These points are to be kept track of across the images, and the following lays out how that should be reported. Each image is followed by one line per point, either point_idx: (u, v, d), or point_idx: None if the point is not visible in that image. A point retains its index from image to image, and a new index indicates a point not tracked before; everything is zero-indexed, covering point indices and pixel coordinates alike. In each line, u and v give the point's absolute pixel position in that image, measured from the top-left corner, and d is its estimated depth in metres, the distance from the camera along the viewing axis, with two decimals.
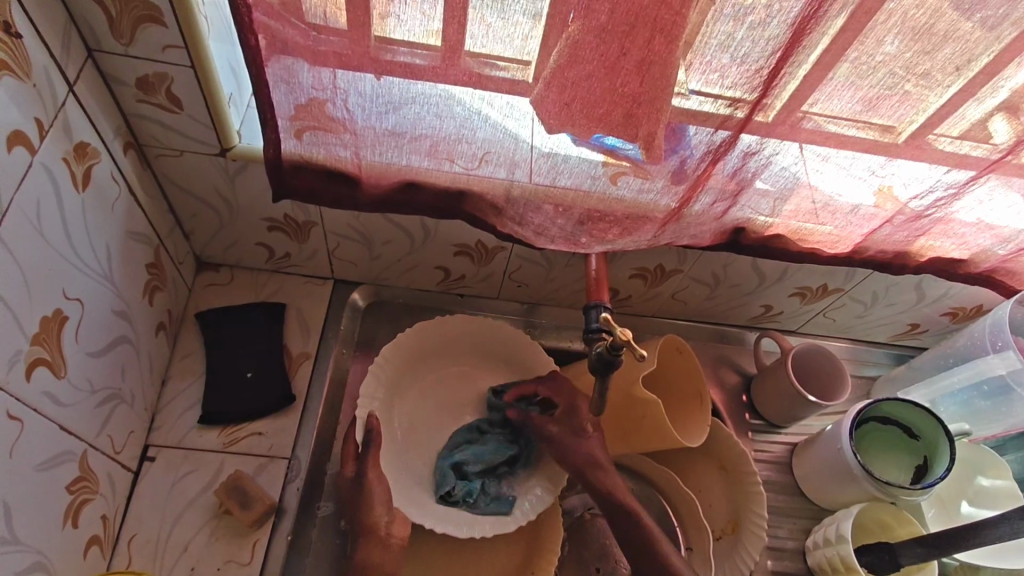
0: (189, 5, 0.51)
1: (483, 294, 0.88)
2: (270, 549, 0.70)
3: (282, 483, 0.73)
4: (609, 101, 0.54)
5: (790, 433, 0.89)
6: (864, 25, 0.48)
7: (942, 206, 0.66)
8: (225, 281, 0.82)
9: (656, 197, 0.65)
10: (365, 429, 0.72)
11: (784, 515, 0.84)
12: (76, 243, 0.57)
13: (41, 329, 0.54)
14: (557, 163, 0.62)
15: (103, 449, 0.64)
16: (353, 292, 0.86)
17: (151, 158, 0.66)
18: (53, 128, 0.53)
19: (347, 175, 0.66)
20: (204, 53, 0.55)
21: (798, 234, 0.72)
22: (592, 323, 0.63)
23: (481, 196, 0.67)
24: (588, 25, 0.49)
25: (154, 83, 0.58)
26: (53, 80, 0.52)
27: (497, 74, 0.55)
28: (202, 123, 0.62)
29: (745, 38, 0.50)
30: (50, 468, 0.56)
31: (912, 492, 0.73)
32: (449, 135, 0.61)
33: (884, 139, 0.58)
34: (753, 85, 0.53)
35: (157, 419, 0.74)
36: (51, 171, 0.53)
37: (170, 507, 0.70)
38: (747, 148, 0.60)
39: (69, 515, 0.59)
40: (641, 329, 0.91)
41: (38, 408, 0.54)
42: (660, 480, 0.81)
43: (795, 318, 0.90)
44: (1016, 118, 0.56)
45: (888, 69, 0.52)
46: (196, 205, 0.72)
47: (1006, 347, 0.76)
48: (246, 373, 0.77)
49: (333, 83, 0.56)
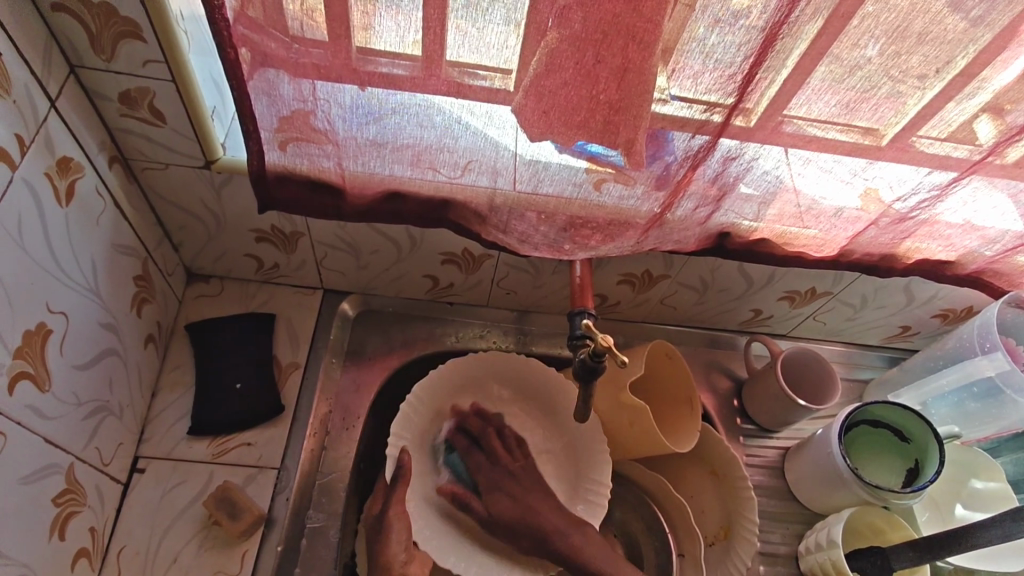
0: (169, 21, 0.52)
1: (472, 302, 0.88)
2: (259, 560, 0.70)
3: (271, 494, 0.73)
4: (588, 107, 0.54)
5: (782, 438, 0.89)
6: (839, 29, 0.48)
7: (926, 208, 0.66)
8: (214, 292, 0.83)
9: (637, 204, 0.65)
10: (394, 466, 0.72)
11: (776, 520, 0.84)
12: (60, 257, 0.57)
13: (24, 343, 0.54)
14: (539, 171, 0.63)
15: (91, 461, 0.65)
16: (342, 301, 0.86)
17: (136, 171, 0.67)
18: (34, 143, 0.53)
19: (332, 187, 0.66)
20: (185, 68, 0.56)
21: (783, 237, 0.72)
22: (575, 330, 0.63)
23: (465, 205, 0.68)
24: (564, 33, 0.49)
25: (136, 97, 0.59)
26: (34, 95, 0.52)
27: (476, 83, 0.55)
28: (186, 137, 0.62)
29: (721, 43, 0.50)
30: (35, 481, 0.56)
31: (904, 496, 0.73)
32: (431, 144, 0.61)
33: (866, 141, 0.58)
34: (729, 90, 0.53)
35: (146, 431, 0.74)
36: (33, 186, 0.53)
37: (159, 519, 0.70)
38: (727, 153, 0.60)
39: (55, 528, 0.60)
40: (630, 335, 0.91)
41: (22, 422, 0.54)
42: (650, 487, 0.82)
43: (785, 322, 0.90)
44: (1000, 119, 0.56)
45: (868, 71, 0.52)
46: (184, 217, 0.73)
47: (994, 349, 0.76)
48: (235, 384, 0.77)
49: (313, 94, 0.57)
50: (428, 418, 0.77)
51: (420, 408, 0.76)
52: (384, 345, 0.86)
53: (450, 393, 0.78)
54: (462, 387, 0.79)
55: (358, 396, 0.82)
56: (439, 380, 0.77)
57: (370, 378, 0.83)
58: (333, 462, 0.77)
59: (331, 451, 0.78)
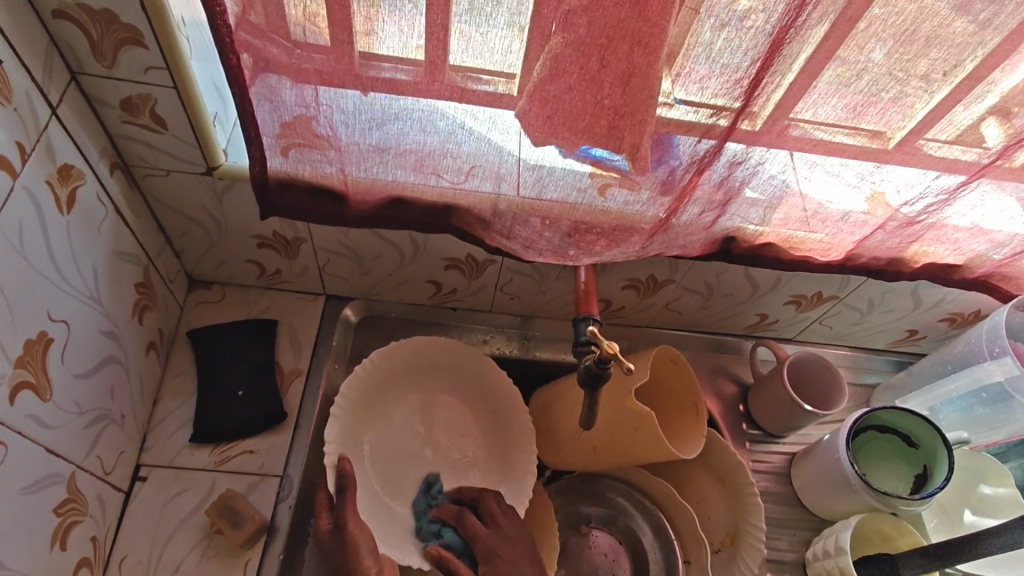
0: (170, 27, 0.51)
1: (476, 307, 0.88)
2: (261, 568, 0.69)
3: (274, 502, 0.72)
4: (593, 112, 0.54)
5: (788, 443, 0.88)
6: (847, 31, 0.48)
7: (934, 212, 0.66)
8: (217, 299, 0.82)
9: (643, 209, 0.65)
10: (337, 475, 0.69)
11: (784, 526, 0.83)
12: (61, 264, 0.57)
13: (24, 352, 0.54)
14: (543, 176, 0.62)
15: (92, 470, 0.64)
16: (345, 307, 0.85)
17: (138, 178, 0.66)
18: (35, 151, 0.53)
19: (334, 192, 0.66)
20: (186, 74, 0.55)
21: (789, 242, 0.71)
22: (580, 336, 0.62)
23: (468, 210, 0.67)
24: (568, 38, 0.49)
25: (138, 104, 0.58)
26: (35, 102, 0.52)
27: (480, 88, 0.54)
28: (187, 143, 0.62)
29: (727, 46, 0.49)
30: (36, 491, 0.56)
31: (913, 503, 0.72)
32: (433, 150, 0.61)
33: (874, 145, 0.57)
34: (735, 95, 0.53)
35: (148, 439, 0.73)
36: (34, 194, 0.53)
37: (161, 527, 0.70)
38: (733, 157, 0.60)
39: (56, 538, 0.59)
40: (635, 340, 0.90)
41: (22, 432, 0.54)
42: (657, 495, 0.81)
43: (791, 326, 0.89)
44: (1009, 121, 0.55)
45: (876, 74, 0.51)
46: (186, 224, 0.72)
47: (1003, 354, 0.75)
48: (237, 391, 0.77)
49: (316, 100, 0.56)
50: (353, 420, 0.74)
51: (350, 411, 0.74)
52: None
53: (376, 382, 0.77)
54: (389, 380, 0.78)
55: None
56: (365, 379, 0.75)
57: None
58: None
59: None
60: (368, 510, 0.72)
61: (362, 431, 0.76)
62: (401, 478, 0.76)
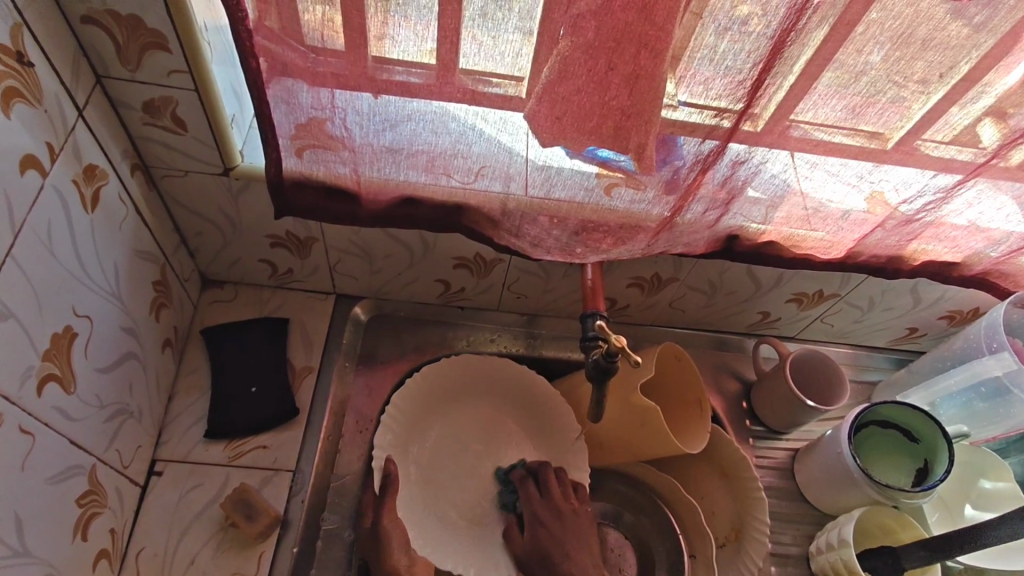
0: (193, 32, 0.53)
1: (483, 306, 0.90)
2: (275, 562, 0.71)
3: (287, 497, 0.74)
4: (599, 113, 0.55)
5: (791, 439, 0.90)
6: (846, 35, 0.50)
7: (932, 210, 0.67)
8: (229, 298, 0.84)
9: (648, 208, 0.67)
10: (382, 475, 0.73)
11: (787, 521, 0.84)
12: (85, 260, 0.59)
13: (51, 345, 0.55)
14: (550, 176, 0.64)
15: (112, 463, 0.66)
16: (355, 306, 0.87)
17: (156, 178, 0.68)
18: (63, 151, 0.55)
19: (347, 192, 0.68)
20: (207, 77, 0.57)
21: (791, 240, 0.73)
22: (588, 332, 0.64)
23: (478, 209, 0.69)
24: (577, 41, 0.51)
25: (159, 107, 0.60)
26: (63, 104, 0.54)
27: (490, 90, 0.56)
28: (206, 144, 0.64)
29: (729, 50, 0.51)
30: (62, 480, 0.57)
31: (913, 496, 0.73)
32: (445, 150, 0.63)
33: (872, 145, 0.59)
34: (738, 96, 0.54)
35: (163, 435, 0.75)
36: (61, 192, 0.55)
37: (178, 521, 0.71)
38: (736, 157, 0.61)
39: (78, 529, 0.61)
40: (639, 338, 0.92)
41: (48, 423, 0.55)
42: (662, 489, 0.83)
43: (792, 324, 0.91)
44: (1004, 122, 0.57)
45: (875, 76, 0.53)
46: (202, 223, 0.74)
47: (1001, 349, 0.77)
48: (251, 388, 0.78)
49: (331, 102, 0.58)
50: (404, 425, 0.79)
51: (403, 415, 0.79)
52: (396, 350, 0.87)
53: (432, 391, 0.82)
54: (453, 390, 0.83)
55: (370, 400, 0.83)
56: (418, 389, 0.81)
57: (382, 382, 0.84)
58: (347, 465, 0.78)
59: (345, 454, 0.79)
60: (407, 505, 0.76)
61: (419, 432, 0.80)
62: (449, 484, 0.79)
